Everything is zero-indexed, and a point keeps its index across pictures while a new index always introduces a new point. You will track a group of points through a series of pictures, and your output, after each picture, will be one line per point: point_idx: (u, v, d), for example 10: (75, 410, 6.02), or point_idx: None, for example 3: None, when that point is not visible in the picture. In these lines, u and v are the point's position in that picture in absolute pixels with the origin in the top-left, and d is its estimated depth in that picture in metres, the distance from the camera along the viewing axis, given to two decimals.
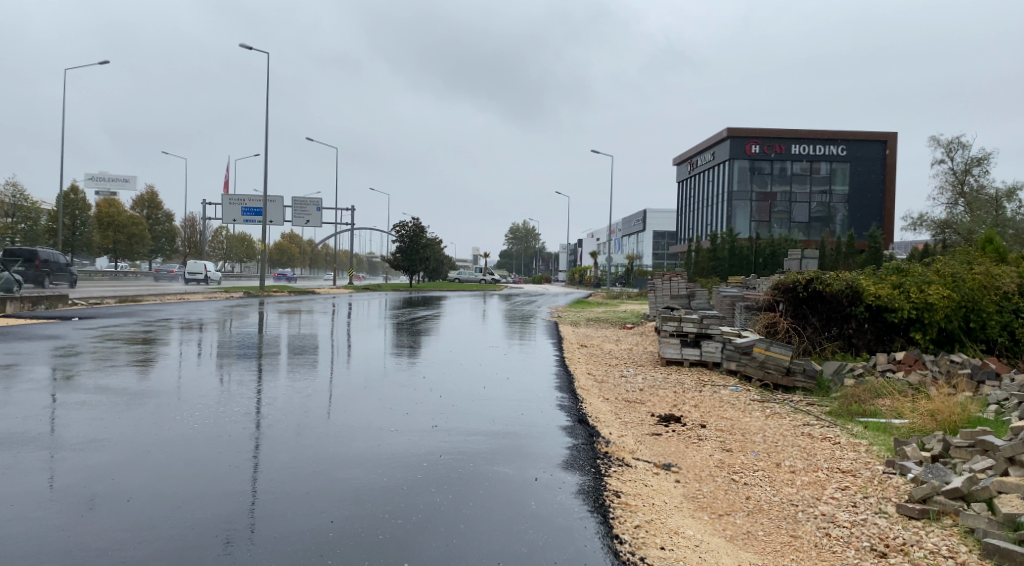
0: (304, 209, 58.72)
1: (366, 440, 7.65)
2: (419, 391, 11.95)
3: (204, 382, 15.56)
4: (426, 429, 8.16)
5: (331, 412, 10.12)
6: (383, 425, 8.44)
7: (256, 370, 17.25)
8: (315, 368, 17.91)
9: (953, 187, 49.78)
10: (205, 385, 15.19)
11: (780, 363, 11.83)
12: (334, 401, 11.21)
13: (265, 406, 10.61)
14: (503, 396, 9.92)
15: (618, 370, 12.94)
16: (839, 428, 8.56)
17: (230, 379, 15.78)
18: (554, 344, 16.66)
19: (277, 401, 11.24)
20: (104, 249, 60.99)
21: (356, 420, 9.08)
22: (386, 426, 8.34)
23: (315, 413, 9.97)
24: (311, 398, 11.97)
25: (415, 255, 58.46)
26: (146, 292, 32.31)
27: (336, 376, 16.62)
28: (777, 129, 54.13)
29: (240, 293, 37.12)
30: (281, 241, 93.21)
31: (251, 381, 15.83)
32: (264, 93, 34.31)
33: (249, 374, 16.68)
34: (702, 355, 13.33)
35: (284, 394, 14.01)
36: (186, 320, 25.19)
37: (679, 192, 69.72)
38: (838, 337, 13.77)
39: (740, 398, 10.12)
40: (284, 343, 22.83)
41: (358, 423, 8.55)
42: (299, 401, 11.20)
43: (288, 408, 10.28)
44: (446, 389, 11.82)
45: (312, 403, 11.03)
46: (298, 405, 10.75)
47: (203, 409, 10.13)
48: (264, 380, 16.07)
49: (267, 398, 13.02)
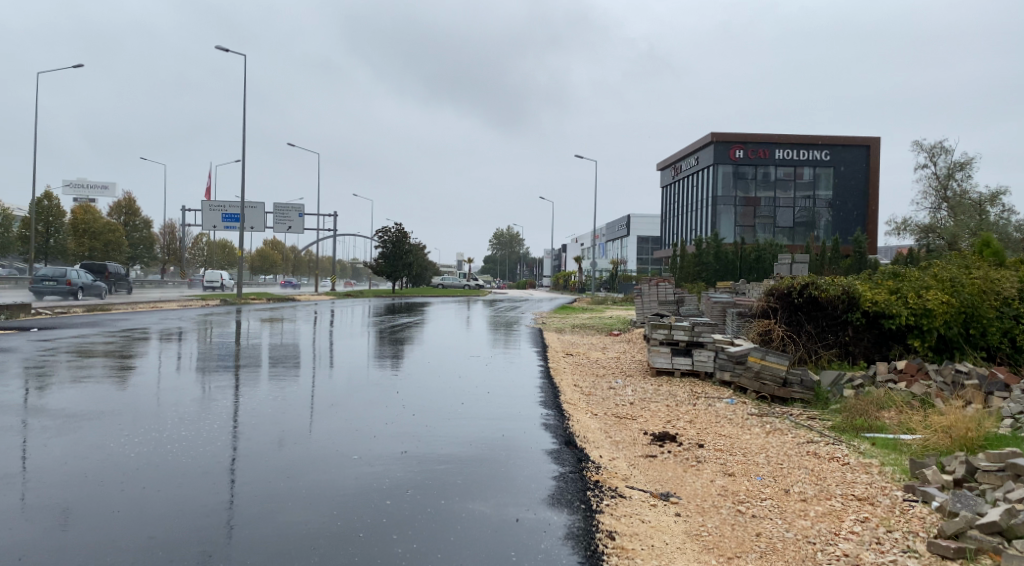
0: (284, 215, 57.78)
1: (336, 464, 7.19)
2: (394, 404, 11.32)
3: (172, 396, 14.75)
4: (395, 455, 7.41)
5: (299, 429, 9.52)
6: (351, 451, 7.83)
7: (227, 382, 16.47)
8: (292, 379, 17.12)
9: (936, 191, 49.62)
10: (170, 401, 14.33)
11: (777, 374, 11.22)
12: (303, 417, 10.57)
13: (230, 425, 9.99)
14: (482, 413, 9.25)
15: (607, 381, 12.24)
16: (846, 445, 7.95)
17: (201, 393, 14.99)
18: (540, 353, 15.94)
19: (245, 417, 10.63)
20: (79, 256, 59.71)
21: (323, 442, 8.48)
22: (350, 454, 7.62)
23: (282, 432, 9.36)
24: (282, 413, 11.34)
25: (398, 261, 57.64)
26: (118, 301, 31.30)
27: (311, 387, 15.83)
28: (761, 133, 53.83)
29: (216, 301, 36.20)
30: (262, 248, 92.01)
31: (221, 394, 15.04)
32: (242, 97, 33.47)
33: (220, 386, 15.89)
34: (695, 365, 12.71)
35: (257, 407, 13.26)
36: (159, 329, 24.30)
37: (663, 197, 69.32)
38: (834, 345, 13.16)
39: (736, 413, 9.48)
40: (260, 353, 22.05)
41: (324, 450, 7.95)
42: (267, 417, 10.57)
43: (254, 428, 9.66)
44: (421, 402, 11.17)
45: (279, 419, 10.40)
46: (267, 422, 10.14)
47: (181, 426, 9.96)
48: (234, 393, 15.26)
49: (237, 412, 12.37)
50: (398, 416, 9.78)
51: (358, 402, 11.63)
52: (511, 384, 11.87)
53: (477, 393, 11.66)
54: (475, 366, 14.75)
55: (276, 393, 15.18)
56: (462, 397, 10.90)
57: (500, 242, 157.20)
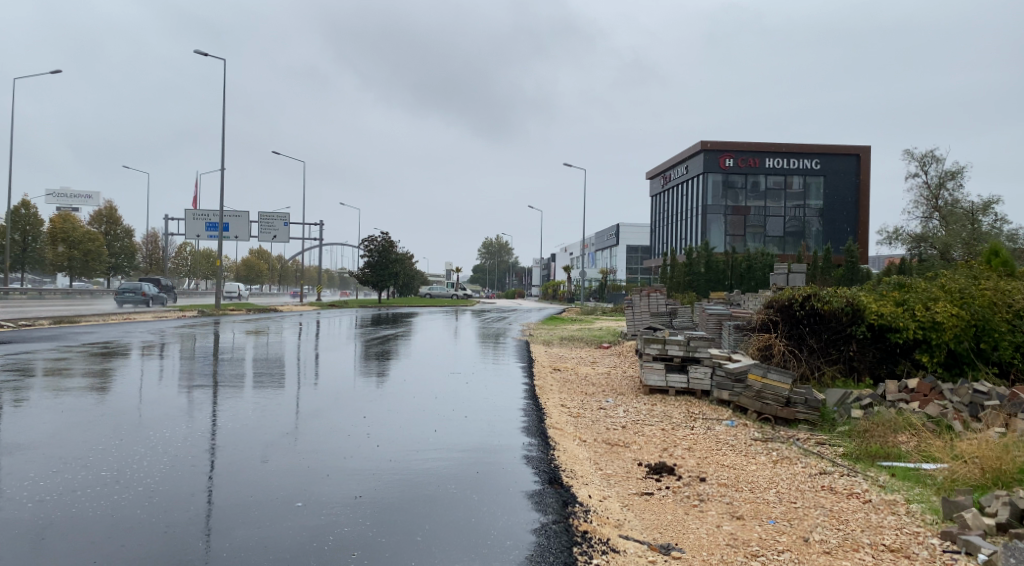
0: (270, 224, 56.73)
1: (304, 498, 6.82)
2: (365, 424, 10.55)
3: (133, 413, 13.79)
4: (346, 500, 6.75)
5: (259, 456, 8.76)
6: (308, 491, 7.06)
7: (194, 396, 15.50)
8: (267, 394, 16.14)
9: (927, 201, 49.15)
10: (147, 413, 13.66)
11: (779, 393, 10.45)
12: (266, 438, 9.81)
13: (185, 449, 9.24)
14: (459, 442, 8.44)
15: (596, 400, 11.39)
16: (862, 476, 7.13)
17: (164, 409, 14.01)
18: (525, 368, 15.09)
19: (205, 437, 9.88)
20: (59, 266, 58.47)
21: (279, 476, 7.70)
22: (313, 489, 7.07)
23: (239, 458, 8.61)
24: (246, 430, 10.56)
25: (385, 271, 56.61)
26: (91, 313, 30.28)
27: (283, 403, 14.87)
28: (751, 142, 53.31)
29: (194, 312, 35.16)
30: (248, 258, 90.91)
31: (187, 409, 14.10)
32: (222, 103, 32.61)
33: (186, 402, 14.94)
34: (690, 383, 11.91)
35: (222, 423, 12.35)
36: (133, 342, 23.36)
37: (653, 206, 68.71)
38: (838, 360, 12.37)
39: (738, 439, 8.66)
40: (240, 364, 21.21)
41: (279, 490, 7.18)
42: (228, 438, 9.83)
43: (211, 453, 8.92)
44: (394, 425, 10.39)
45: (240, 442, 9.65)
46: (226, 446, 9.39)
47: (170, 438, 9.85)
48: (213, 405, 14.51)
49: (201, 427, 11.61)
50: (368, 443, 9.00)
51: (328, 421, 10.84)
52: (492, 404, 11.04)
53: (455, 413, 10.83)
54: (455, 382, 13.88)
55: (247, 409, 14.22)
56: (437, 419, 10.07)
57: (489, 251, 156.36)
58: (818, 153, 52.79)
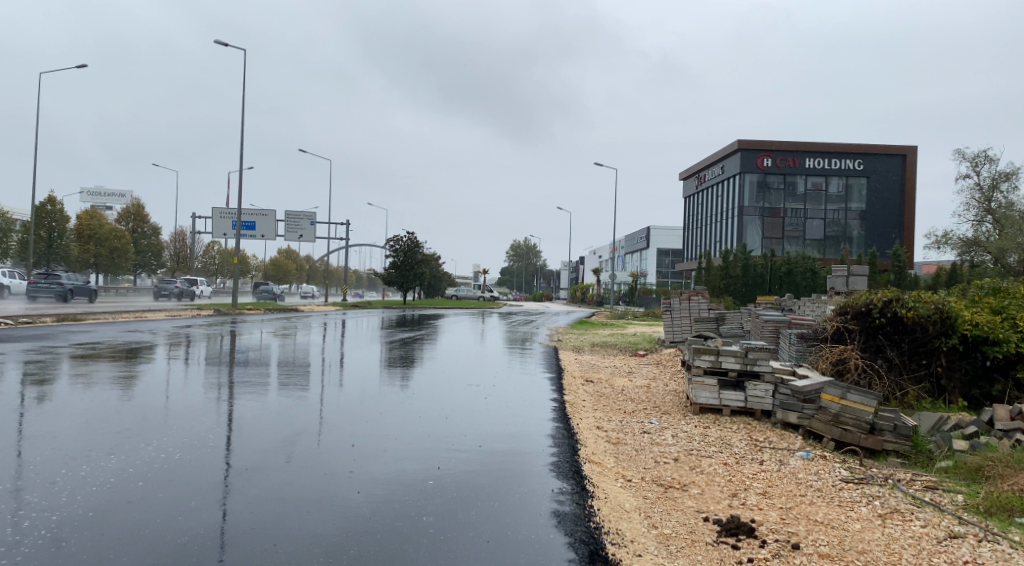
0: (296, 222, 55.59)
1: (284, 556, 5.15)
2: (375, 434, 8.87)
3: (131, 414, 12.45)
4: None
5: (226, 475, 7.18)
6: (251, 550, 5.36)
7: (194, 398, 14.06)
8: (277, 395, 14.73)
9: (979, 204, 46.53)
10: (159, 412, 12.48)
11: (861, 418, 8.69)
12: (252, 450, 8.25)
13: (152, 461, 7.78)
14: (470, 476, 6.73)
15: (638, 422, 9.62)
16: (1008, 545, 5.29)
17: (162, 412, 12.54)
18: (554, 379, 13.29)
19: (187, 448, 8.44)
20: (84, 263, 57.85)
21: (228, 513, 6.07)
22: (295, 542, 5.37)
23: (198, 479, 7.04)
24: (242, 438, 9.05)
25: (410, 270, 55.14)
26: (102, 311, 29.12)
27: (293, 404, 13.41)
28: (792, 141, 51.05)
29: (210, 311, 33.96)
30: (275, 257, 90.18)
31: (186, 411, 12.66)
32: (243, 95, 31.44)
33: (193, 402, 13.57)
34: (748, 402, 10.15)
35: (244, 421, 11.17)
36: (140, 339, 22.11)
37: (685, 208, 66.56)
38: (925, 377, 10.38)
39: (825, 481, 6.88)
40: (252, 363, 19.83)
41: (220, 540, 5.55)
42: (212, 449, 8.33)
43: (174, 470, 7.38)
44: (412, 434, 8.70)
45: (221, 453, 8.14)
46: (203, 457, 7.90)
47: (179, 446, 8.56)
48: (228, 405, 13.24)
49: (204, 423, 10.23)
50: (360, 466, 7.29)
51: (332, 430, 9.24)
52: (516, 419, 9.31)
53: (479, 423, 9.11)
54: (472, 392, 12.23)
55: (255, 410, 12.75)
56: (452, 438, 8.33)
57: (517, 253, 154.55)
58: (861, 154, 50.38)
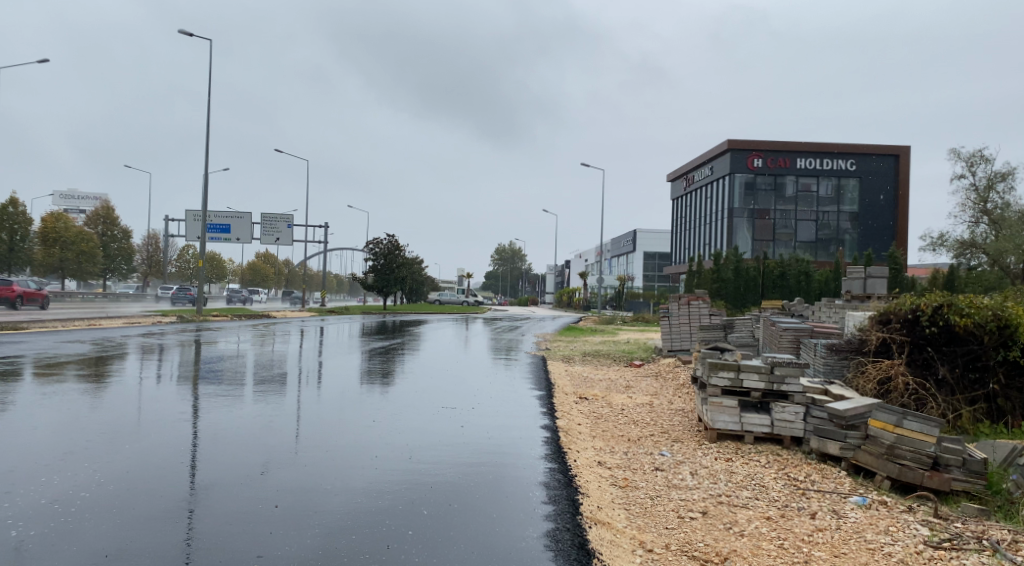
0: (274, 226, 53.57)
1: None
2: (344, 471, 7.70)
3: (95, 427, 11.13)
4: None
5: (163, 522, 6.26)
6: None
7: (154, 409, 12.54)
8: (241, 405, 13.21)
9: (975, 205, 45.24)
10: (120, 426, 11.12)
11: (922, 450, 7.08)
12: (207, 486, 7.34)
13: (94, 499, 7.01)
14: (445, 538, 5.30)
15: (647, 454, 8.06)
16: None
17: (127, 427, 11.08)
18: (542, 397, 11.56)
19: (139, 480, 7.63)
20: (50, 268, 55.58)
21: None
22: None
23: (129, 526, 6.17)
24: (205, 468, 8.19)
25: (390, 275, 53.29)
26: (56, 319, 27.23)
27: (268, 415, 12.01)
28: (782, 141, 49.72)
29: (176, 318, 32.06)
30: (254, 262, 88.11)
31: (152, 425, 11.20)
32: (211, 89, 29.78)
33: (168, 413, 12.11)
34: (775, 427, 8.62)
35: (212, 440, 9.89)
36: (88, 351, 20.31)
37: (673, 210, 65.07)
38: (980, 397, 8.74)
39: (905, 546, 5.30)
40: (214, 373, 18.16)
41: None
42: (166, 482, 7.48)
43: (110, 512, 6.54)
44: (380, 474, 7.36)
45: (172, 489, 7.29)
46: (149, 496, 7.05)
47: (113, 487, 7.41)
48: (194, 418, 11.79)
49: (167, 447, 9.35)
50: (301, 526, 5.96)
51: (300, 464, 8.18)
52: (504, 450, 7.83)
53: (461, 459, 7.66)
54: (451, 412, 10.60)
55: (228, 423, 11.37)
56: (421, 484, 6.76)
57: (502, 256, 152.16)
58: (853, 154, 49.05)
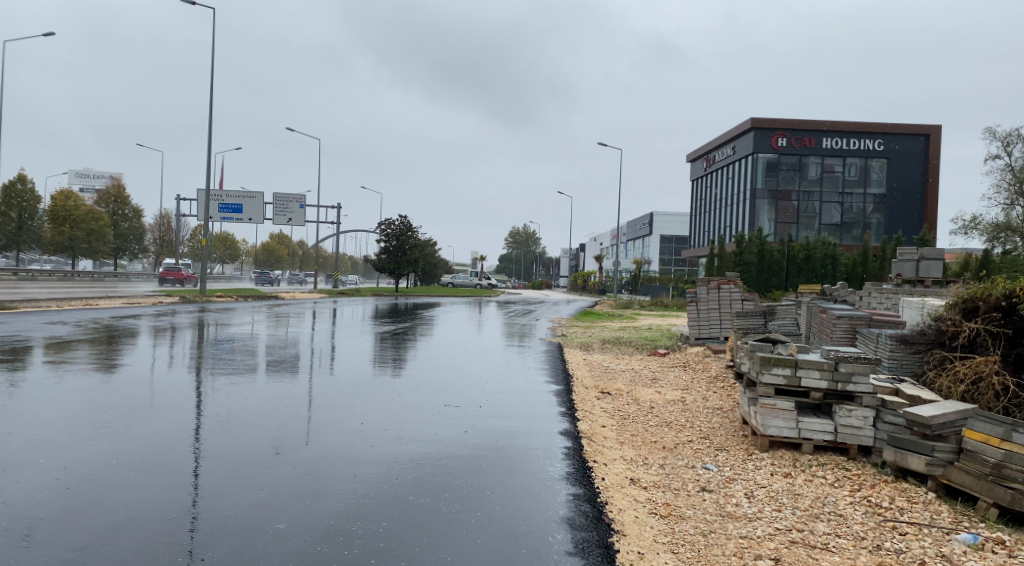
0: (285, 206, 52.31)
1: None
2: (362, 456, 6.75)
3: (103, 401, 10.22)
4: None
5: (167, 508, 5.53)
6: None
7: (158, 387, 11.48)
8: (246, 383, 12.10)
9: (1010, 186, 43.30)
10: (125, 401, 10.16)
11: None
12: (212, 469, 6.58)
13: (92, 479, 6.34)
14: None
15: (688, 469, 6.67)
16: None
17: (137, 403, 10.14)
18: (560, 391, 10.16)
19: (140, 462, 6.95)
20: (60, 247, 54.62)
21: None
22: None
23: (129, 513, 5.46)
24: (210, 448, 7.44)
25: (403, 256, 52.01)
26: (56, 300, 26.13)
27: (283, 394, 10.98)
28: (807, 120, 47.79)
29: (179, 299, 30.91)
30: (268, 243, 87.10)
31: (162, 401, 10.25)
32: (214, 60, 28.40)
33: (177, 390, 11.14)
34: (838, 435, 7.24)
35: (219, 421, 8.91)
36: (84, 331, 19.16)
37: (692, 191, 63.27)
38: None
39: None
40: (214, 354, 16.92)
41: None
42: (169, 465, 6.77)
43: (114, 495, 5.84)
44: (391, 471, 6.24)
45: (175, 470, 6.56)
46: (149, 477, 6.35)
47: (114, 472, 6.61)
48: (201, 395, 10.75)
49: (171, 425, 8.61)
50: (291, 544, 4.83)
51: (308, 449, 7.26)
52: (528, 452, 6.62)
53: (480, 458, 6.44)
54: (465, 399, 9.42)
55: (241, 400, 10.38)
56: (430, 496, 5.55)
57: (516, 240, 149.96)
58: (882, 133, 47.07)
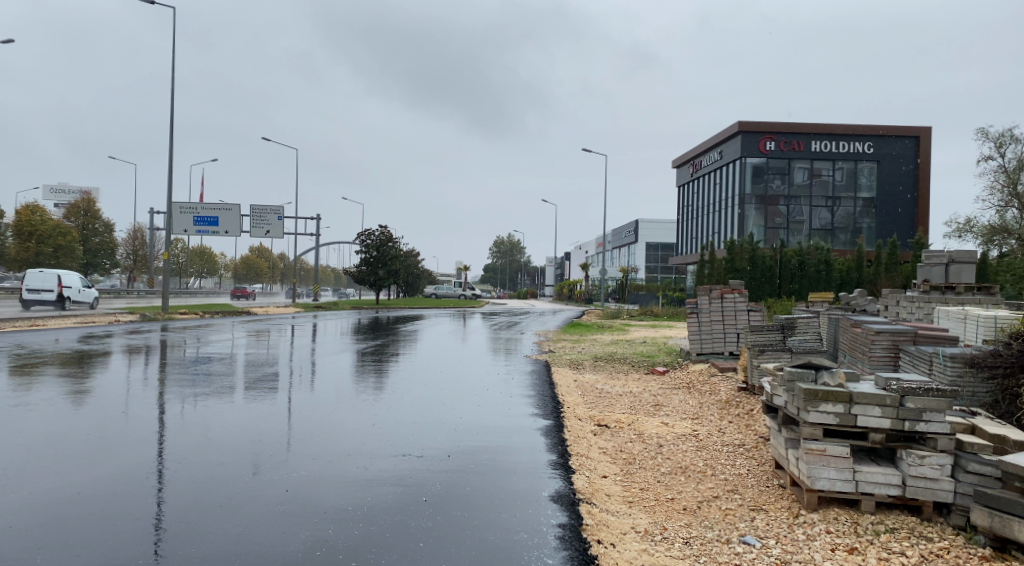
0: (262, 217, 50.35)
1: None
2: (338, 509, 5.54)
3: (58, 421, 8.81)
4: None
5: None
6: None
7: (106, 407, 9.91)
8: (213, 403, 10.56)
9: (1004, 187, 42.23)
10: (74, 423, 8.67)
11: None
12: (177, 510, 5.52)
13: (41, 533, 5.10)
14: None
15: (722, 546, 5.07)
16: None
17: (104, 421, 8.77)
18: (549, 426, 8.50)
19: (106, 503, 5.65)
20: (25, 264, 52.26)
21: None
22: None
23: None
24: (180, 472, 6.45)
25: (383, 267, 50.14)
26: (7, 321, 24.16)
27: (265, 412, 9.55)
28: (795, 123, 46.44)
29: (140, 317, 28.90)
30: (248, 256, 84.87)
31: (130, 421, 8.84)
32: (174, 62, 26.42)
33: (145, 408, 9.72)
34: (908, 490, 5.61)
35: (189, 445, 7.50)
36: (28, 352, 17.29)
37: (679, 197, 61.97)
38: None
39: None
40: (168, 374, 15.08)
41: None
42: (135, 497, 5.75)
43: None
44: (381, 545, 4.86)
45: (140, 509, 5.54)
46: (110, 530, 5.14)
47: (63, 521, 5.30)
48: (168, 416, 9.27)
49: (144, 447, 7.28)
50: None
51: (267, 488, 6.00)
52: (510, 541, 4.87)
53: (457, 552, 4.75)
54: (442, 437, 7.77)
55: (217, 419, 8.95)
56: None
57: (500, 250, 147.87)
58: (871, 136, 45.89)
